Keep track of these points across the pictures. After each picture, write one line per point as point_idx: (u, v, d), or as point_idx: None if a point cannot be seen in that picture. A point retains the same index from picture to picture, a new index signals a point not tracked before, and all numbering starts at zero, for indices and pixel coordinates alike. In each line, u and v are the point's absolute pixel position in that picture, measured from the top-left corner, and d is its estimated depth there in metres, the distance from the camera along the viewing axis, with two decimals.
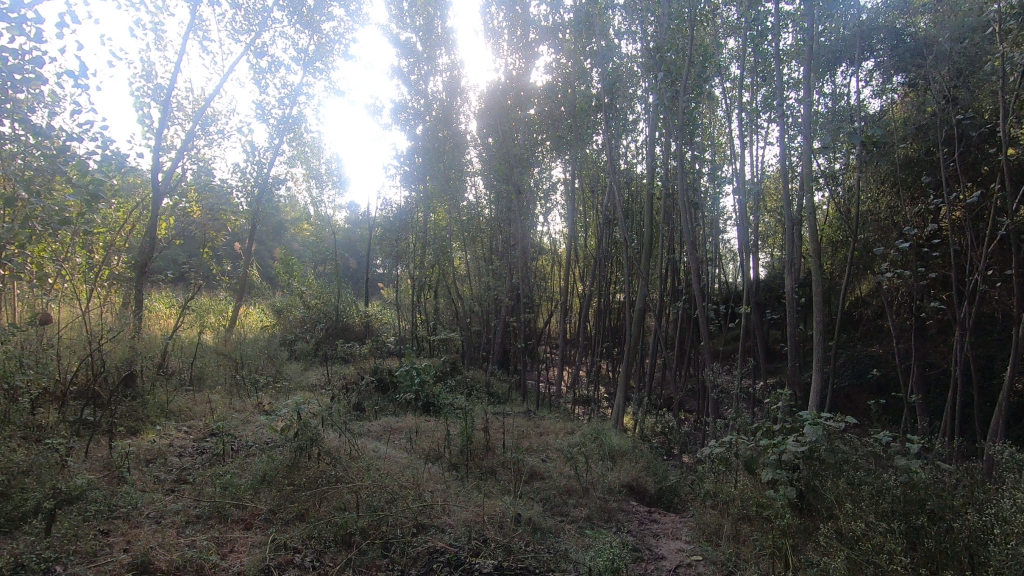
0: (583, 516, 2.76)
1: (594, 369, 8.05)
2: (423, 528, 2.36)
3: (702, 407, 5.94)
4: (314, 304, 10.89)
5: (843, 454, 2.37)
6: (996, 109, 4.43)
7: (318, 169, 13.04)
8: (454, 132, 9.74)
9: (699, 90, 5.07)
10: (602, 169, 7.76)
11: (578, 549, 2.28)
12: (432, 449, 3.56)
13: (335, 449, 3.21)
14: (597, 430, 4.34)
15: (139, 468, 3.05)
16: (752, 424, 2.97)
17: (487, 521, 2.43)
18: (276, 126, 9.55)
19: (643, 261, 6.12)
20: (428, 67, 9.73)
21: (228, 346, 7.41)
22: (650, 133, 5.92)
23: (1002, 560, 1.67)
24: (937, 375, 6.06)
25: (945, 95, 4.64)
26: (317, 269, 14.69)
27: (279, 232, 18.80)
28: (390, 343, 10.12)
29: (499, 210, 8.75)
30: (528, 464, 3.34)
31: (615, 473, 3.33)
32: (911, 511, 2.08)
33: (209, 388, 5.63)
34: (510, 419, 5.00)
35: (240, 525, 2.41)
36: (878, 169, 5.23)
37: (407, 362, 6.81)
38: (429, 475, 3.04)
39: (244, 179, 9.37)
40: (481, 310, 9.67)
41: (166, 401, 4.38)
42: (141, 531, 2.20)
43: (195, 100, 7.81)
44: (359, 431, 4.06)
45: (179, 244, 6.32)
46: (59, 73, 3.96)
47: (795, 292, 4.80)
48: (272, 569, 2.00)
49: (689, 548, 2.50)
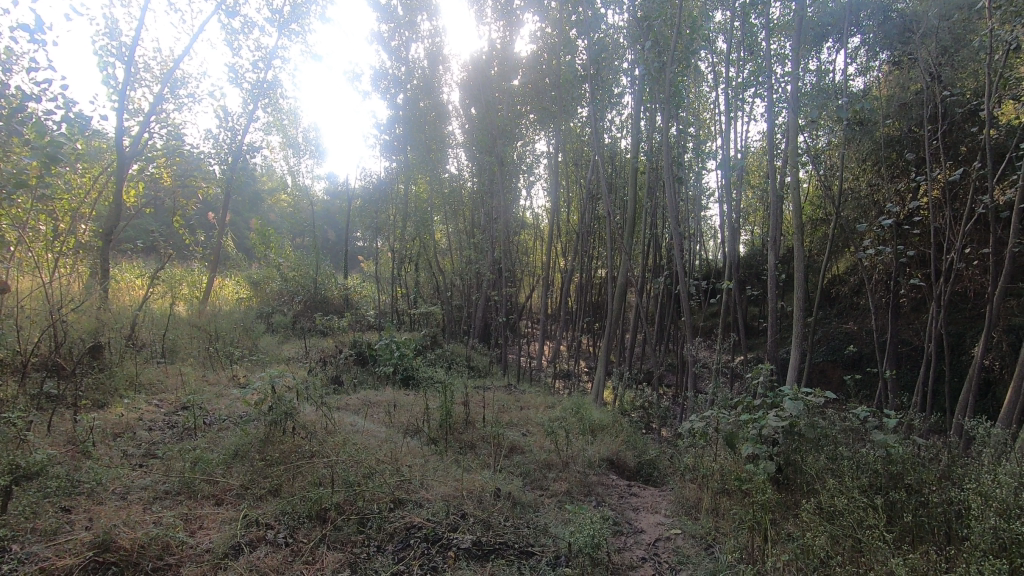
0: (562, 490, 2.72)
1: (575, 343, 8.07)
2: (401, 503, 2.30)
3: (682, 381, 5.99)
4: (292, 276, 10.69)
5: (822, 429, 2.37)
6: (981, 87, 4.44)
7: (296, 138, 12.70)
8: (436, 101, 9.49)
9: (686, 63, 4.94)
10: (587, 143, 7.66)
11: (558, 524, 2.24)
12: (410, 423, 3.51)
13: (310, 423, 3.14)
14: (578, 405, 4.34)
15: (105, 442, 2.96)
16: (732, 400, 2.97)
17: (467, 496, 2.39)
18: (251, 91, 9.21)
19: (626, 236, 6.07)
20: (409, 33, 9.39)
21: (203, 319, 7.25)
22: (637, 106, 5.79)
23: (983, 535, 1.68)
24: (910, 351, 6.20)
25: (930, 72, 4.62)
26: (295, 241, 14.40)
27: (256, 202, 18.33)
28: (370, 316, 10.02)
29: (481, 182, 8.65)
30: (508, 439, 3.30)
31: (596, 448, 3.33)
32: (888, 485, 2.10)
33: (182, 361, 5.50)
34: (490, 393, 4.97)
35: (210, 501, 2.32)
36: (861, 147, 5.23)
37: (387, 335, 6.74)
38: (407, 449, 2.99)
39: (216, 145, 9.06)
40: (462, 284, 9.59)
41: (136, 373, 4.26)
42: (104, 507, 2.09)
43: (163, 60, 7.47)
44: (336, 405, 4.00)
45: (149, 213, 6.09)
46: (12, 26, 3.75)
47: (777, 267, 4.79)
48: (242, 546, 1.91)
49: (669, 522, 2.47)
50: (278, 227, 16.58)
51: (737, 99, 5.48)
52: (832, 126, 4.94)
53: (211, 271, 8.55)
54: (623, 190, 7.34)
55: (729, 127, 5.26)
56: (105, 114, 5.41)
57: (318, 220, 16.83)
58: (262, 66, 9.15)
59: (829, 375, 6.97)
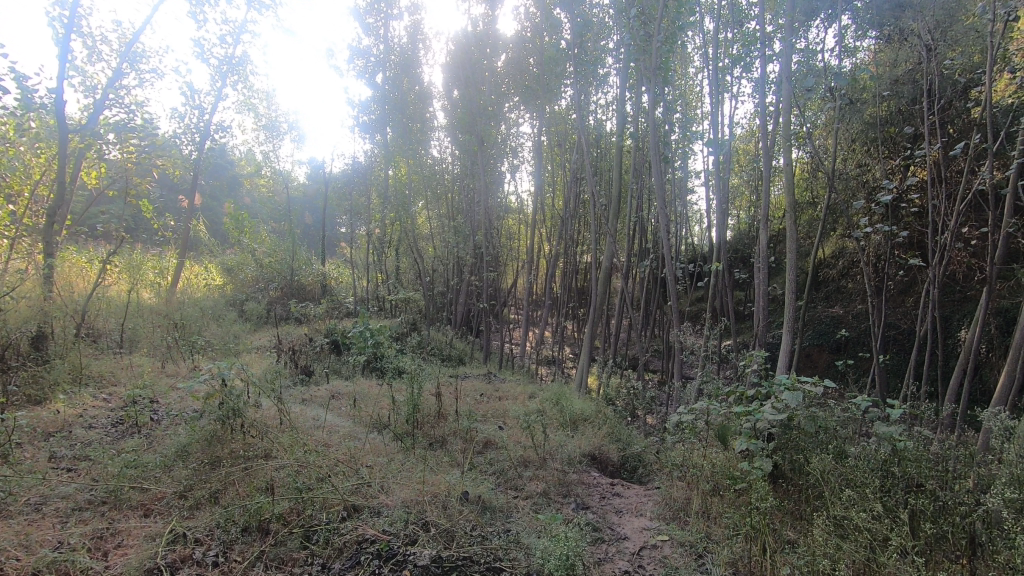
0: (538, 491, 2.47)
1: (559, 329, 7.87)
2: (355, 511, 2.04)
3: (668, 368, 5.82)
4: (267, 262, 10.35)
5: (822, 422, 2.17)
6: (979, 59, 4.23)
7: (272, 120, 12.20)
8: (416, 82, 9.11)
9: (673, 39, 4.62)
10: (572, 125, 7.42)
11: (531, 533, 2.01)
12: (376, 417, 3.26)
13: (263, 421, 2.87)
14: (559, 395, 4.12)
15: (33, 443, 2.67)
16: (723, 390, 2.76)
17: (431, 501, 2.14)
18: (219, 68, 8.78)
19: (610, 219, 5.83)
20: (387, 9, 8.95)
21: (169, 306, 6.92)
22: (622, 86, 5.50)
23: (1017, 551, 1.45)
24: (898, 334, 6.06)
25: (926, 49, 4.39)
26: (273, 226, 14.02)
27: (232, 186, 17.89)
28: (348, 303, 9.75)
29: (464, 165, 8.31)
30: (482, 433, 3.06)
31: (576, 442, 3.10)
32: (899, 488, 1.88)
33: (141, 351, 5.18)
34: (467, 382, 4.74)
35: (137, 512, 2.04)
36: (852, 127, 5.05)
37: (362, 322, 6.46)
38: (370, 447, 2.75)
39: (183, 125, 8.61)
40: (444, 270, 9.33)
41: (82, 366, 3.95)
42: (5, 524, 1.81)
43: (121, 32, 6.99)
44: (299, 400, 3.73)
45: (108, 195, 5.73)
46: None
47: (768, 249, 4.58)
48: (161, 569, 1.64)
49: (654, 527, 2.23)
50: (253, 211, 16.14)
51: (726, 76, 5.24)
52: (825, 104, 4.71)
53: (177, 257, 8.16)
54: (608, 173, 7.09)
55: (717, 106, 5.02)
56: (54, 89, 4.98)
57: (295, 203, 16.38)
58: (230, 40, 8.69)
59: (815, 359, 6.84)
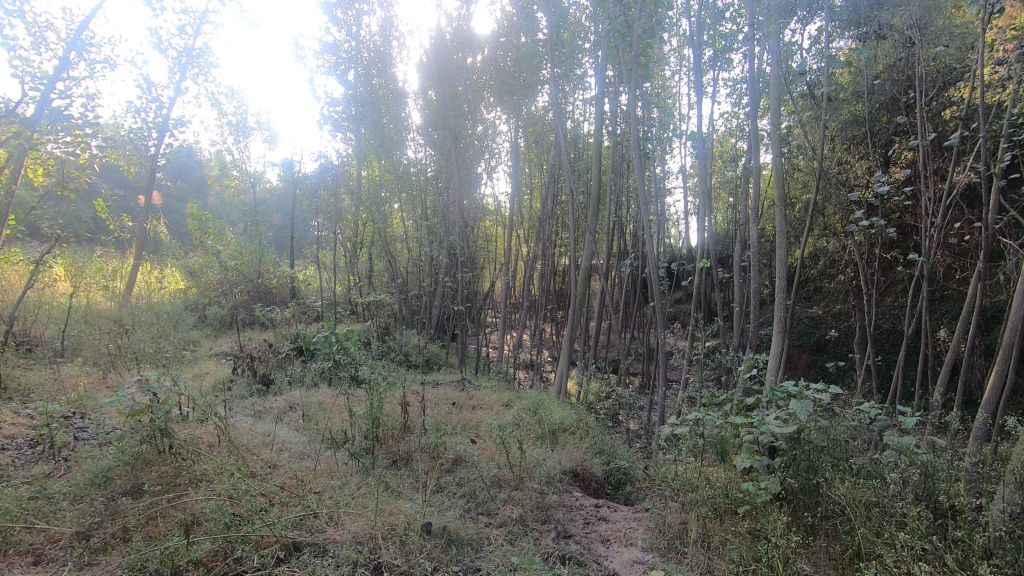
0: (514, 517, 2.18)
1: (537, 333, 7.60)
2: (295, 552, 1.74)
3: (650, 372, 5.58)
4: (232, 264, 9.87)
5: (834, 435, 1.96)
6: (959, 57, 4.13)
7: (240, 118, 11.69)
8: (390, 80, 8.73)
9: (652, 33, 4.38)
10: (550, 125, 7.19)
11: (502, 573, 1.72)
12: (334, 432, 2.93)
13: (198, 443, 2.51)
14: (537, 402, 3.84)
15: None
16: (716, 398, 2.53)
17: (387, 536, 1.84)
18: (178, 60, 8.32)
19: (588, 219, 5.60)
20: (360, 5, 8.54)
21: (119, 311, 6.45)
22: (600, 82, 5.25)
23: None
24: (883, 334, 5.95)
25: (905, 46, 4.25)
26: (240, 228, 13.50)
27: (199, 187, 17.35)
28: (317, 307, 9.34)
29: (439, 165, 7.97)
30: (451, 450, 2.76)
31: (557, 458, 2.81)
32: (928, 522, 1.66)
33: (82, 359, 4.74)
34: (439, 391, 4.43)
35: (25, 559, 1.66)
36: (834, 125, 4.90)
37: (327, 327, 6.09)
38: (323, 469, 2.42)
39: (138, 119, 8.08)
40: (418, 272, 9.00)
41: (4, 378, 3.53)
42: None
43: (68, 18, 6.47)
44: (251, 413, 3.38)
45: (58, 194, 5.28)
46: None
47: (749, 250, 4.37)
48: None
49: (647, 560, 1.96)
50: (221, 212, 15.56)
51: (707, 72, 5.02)
52: (808, 101, 4.53)
53: (134, 260, 7.58)
54: (587, 174, 6.86)
55: (699, 102, 4.80)
56: None
57: (264, 204, 15.86)
58: (190, 31, 8.24)
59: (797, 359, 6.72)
